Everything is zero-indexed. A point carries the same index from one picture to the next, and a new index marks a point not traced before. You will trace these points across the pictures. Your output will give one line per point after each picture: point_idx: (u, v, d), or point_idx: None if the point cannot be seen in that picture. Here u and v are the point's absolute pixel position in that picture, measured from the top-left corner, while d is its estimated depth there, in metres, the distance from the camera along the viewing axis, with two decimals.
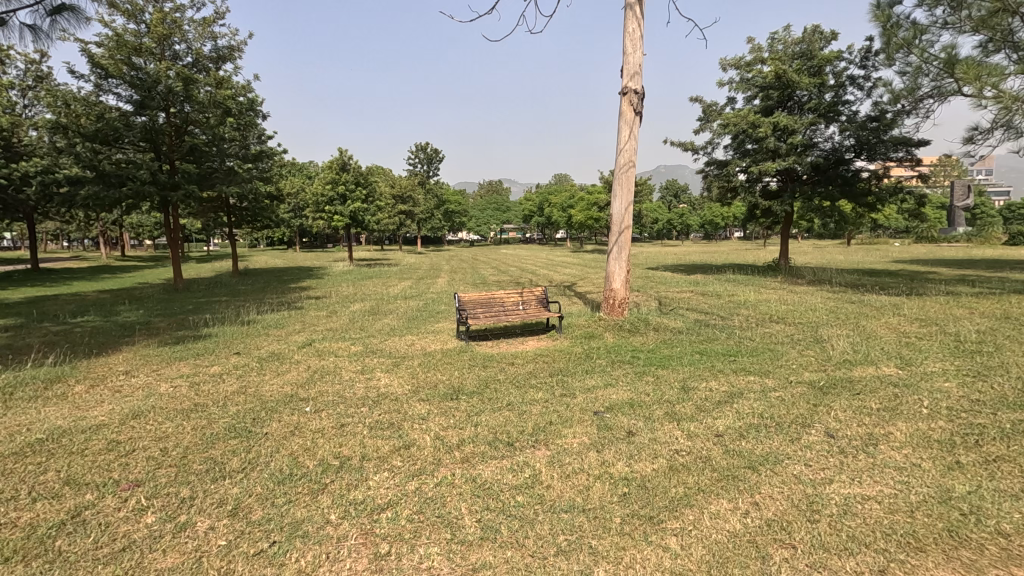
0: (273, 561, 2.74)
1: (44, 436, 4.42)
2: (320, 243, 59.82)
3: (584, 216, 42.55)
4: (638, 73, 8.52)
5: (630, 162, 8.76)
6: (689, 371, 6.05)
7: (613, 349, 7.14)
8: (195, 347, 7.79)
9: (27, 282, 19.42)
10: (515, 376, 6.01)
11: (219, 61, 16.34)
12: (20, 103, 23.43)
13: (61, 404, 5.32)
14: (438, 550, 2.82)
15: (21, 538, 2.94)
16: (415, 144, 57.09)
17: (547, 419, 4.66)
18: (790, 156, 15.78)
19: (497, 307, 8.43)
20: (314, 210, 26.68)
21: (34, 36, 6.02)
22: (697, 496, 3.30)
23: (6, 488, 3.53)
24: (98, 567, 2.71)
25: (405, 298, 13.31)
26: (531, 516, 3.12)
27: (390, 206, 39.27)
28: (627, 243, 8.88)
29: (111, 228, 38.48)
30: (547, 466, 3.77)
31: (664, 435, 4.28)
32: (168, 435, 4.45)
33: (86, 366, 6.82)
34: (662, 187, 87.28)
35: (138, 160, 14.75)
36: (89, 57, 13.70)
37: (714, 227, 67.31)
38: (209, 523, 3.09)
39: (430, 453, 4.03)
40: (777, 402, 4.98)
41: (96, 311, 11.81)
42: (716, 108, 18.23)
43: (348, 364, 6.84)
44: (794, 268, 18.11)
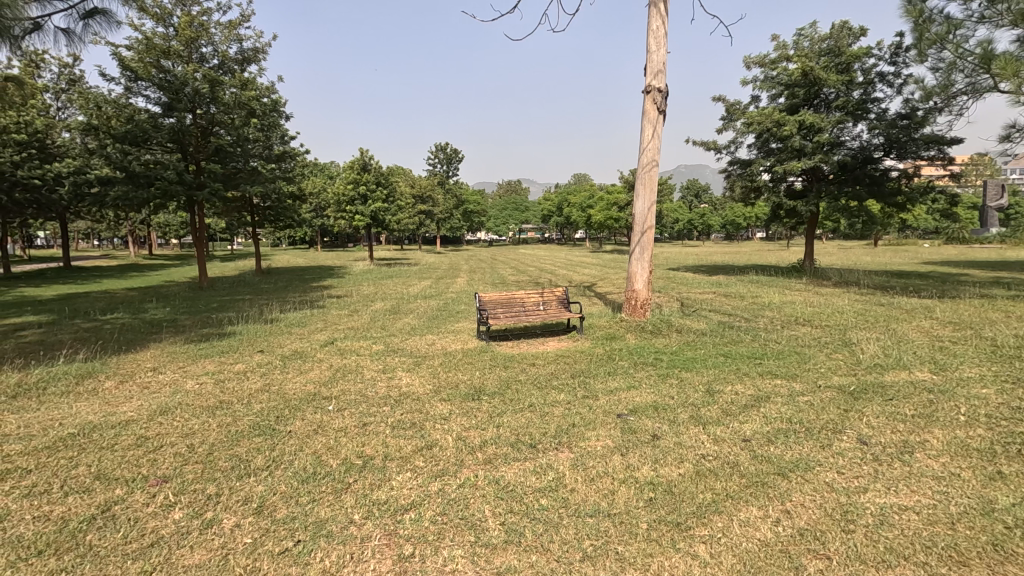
0: (298, 560, 2.74)
1: (76, 431, 4.51)
2: (342, 243, 60.46)
3: (603, 217, 42.14)
4: (662, 72, 8.41)
5: (653, 161, 8.64)
6: (715, 374, 5.94)
7: (635, 351, 7.07)
8: (220, 345, 7.89)
9: (59, 281, 19.95)
10: (537, 377, 5.98)
11: (244, 63, 16.58)
12: (53, 106, 24.14)
13: (92, 399, 5.43)
14: (463, 553, 2.80)
15: (54, 531, 2.99)
16: (435, 144, 57.32)
17: (570, 421, 4.61)
18: (817, 155, 15.43)
19: (517, 308, 8.39)
20: (336, 210, 26.93)
21: (67, 40, 6.18)
22: (726, 502, 3.22)
23: (39, 482, 3.59)
24: (127, 562, 2.73)
25: (426, 298, 13.36)
26: (556, 520, 3.07)
27: (410, 206, 39.46)
28: (650, 243, 8.76)
29: (140, 228, 39.43)
30: (571, 469, 3.72)
31: (690, 439, 4.20)
32: (194, 432, 4.50)
33: (115, 362, 6.94)
34: (683, 187, 86.21)
35: (165, 160, 15.05)
36: (120, 60, 14.02)
37: (736, 227, 66.31)
38: (235, 521, 3.11)
39: (452, 453, 4.01)
40: (806, 407, 4.85)
41: (125, 309, 12.07)
42: (739, 106, 17.96)
43: (370, 363, 6.85)
44: (819, 270, 17.78)
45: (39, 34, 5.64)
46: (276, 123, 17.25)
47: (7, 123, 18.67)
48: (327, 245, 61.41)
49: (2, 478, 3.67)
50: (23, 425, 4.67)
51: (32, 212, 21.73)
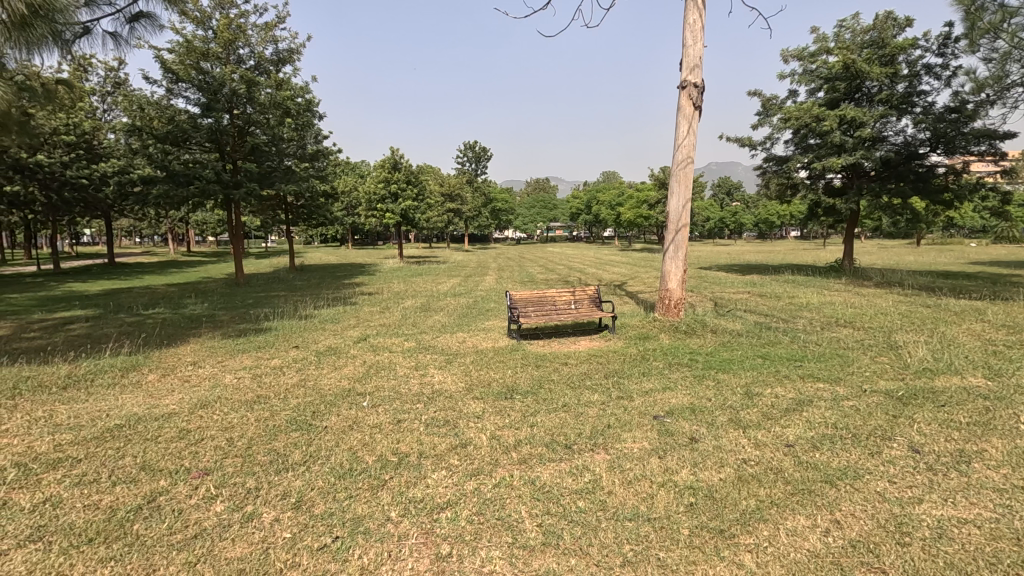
0: (336, 557, 2.75)
1: (122, 423, 4.65)
2: (371, 241, 61.15)
3: (633, 215, 41.50)
4: (699, 66, 8.21)
5: (688, 158, 8.45)
6: (753, 377, 5.77)
7: (670, 351, 6.95)
8: (256, 341, 8.07)
9: (104, 276, 20.71)
10: (570, 377, 5.91)
11: (279, 63, 16.89)
12: (100, 108, 25.08)
13: (136, 391, 5.61)
14: (501, 554, 2.76)
15: (103, 520, 3.08)
16: (464, 143, 57.40)
17: (605, 423, 4.53)
18: (858, 150, 14.87)
19: (549, 306, 8.34)
20: (367, 209, 27.25)
21: (115, 43, 6.37)
22: (771, 510, 3.11)
23: (88, 471, 3.71)
24: (173, 553, 2.78)
25: (455, 296, 13.41)
26: (594, 523, 3.01)
27: (440, 204, 39.64)
28: (685, 241, 8.60)
29: (179, 226, 40.61)
30: (608, 470, 3.65)
31: (730, 442, 4.08)
32: (234, 425, 4.58)
33: (158, 355, 7.17)
34: (714, 185, 84.48)
35: (204, 160, 15.46)
36: (162, 63, 14.47)
37: (769, 226, 64.62)
38: (274, 515, 3.14)
39: (487, 453, 3.98)
40: (851, 412, 4.66)
41: (166, 304, 12.44)
42: (776, 101, 17.50)
43: (403, 360, 6.90)
44: (859, 269, 17.23)
45: (88, 38, 5.84)
46: (310, 122, 17.53)
47: (57, 125, 19.51)
48: (357, 243, 62.29)
49: (54, 467, 3.79)
50: (72, 416, 4.83)
51: (79, 211, 22.64)
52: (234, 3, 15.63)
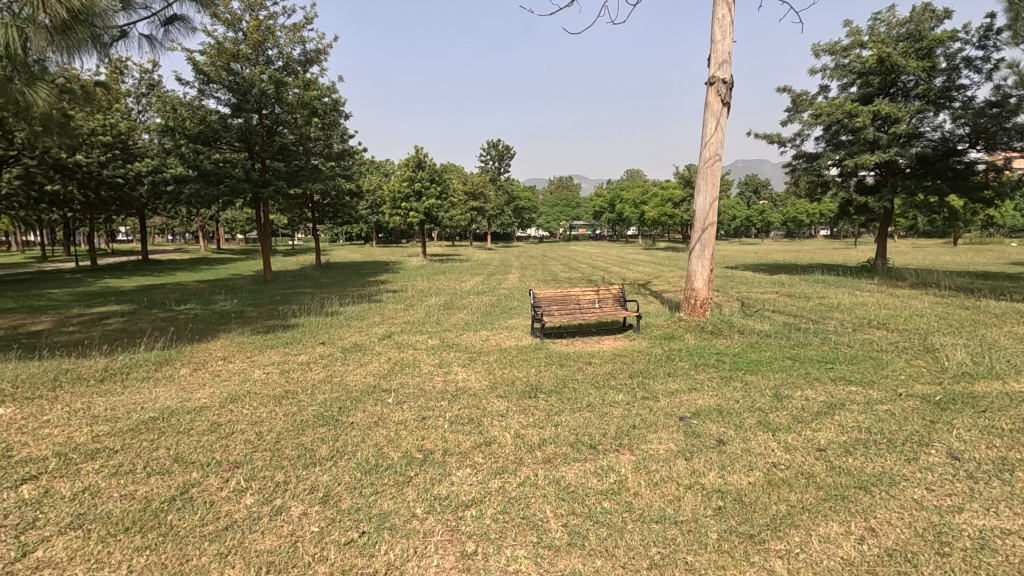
0: (363, 552, 2.77)
1: (156, 415, 4.78)
2: (395, 239, 61.68)
3: (657, 213, 41.02)
4: (727, 62, 8.08)
5: (716, 155, 8.31)
6: (782, 378, 5.64)
7: (695, 351, 6.86)
8: (284, 336, 8.21)
9: (138, 273, 21.35)
10: (594, 376, 5.86)
11: (307, 64, 17.13)
12: (135, 109, 25.84)
13: (169, 385, 5.76)
14: (526, 553, 2.75)
15: (139, 510, 3.16)
16: (488, 141, 57.50)
17: (631, 423, 4.49)
18: (893, 147, 14.43)
19: (573, 305, 8.30)
20: (391, 207, 27.50)
21: (150, 46, 6.55)
22: (803, 516, 3.03)
23: (124, 462, 3.82)
24: (204, 543, 2.84)
25: (478, 294, 13.45)
26: (621, 524, 2.98)
27: (463, 202, 39.78)
28: (711, 240, 8.47)
29: (210, 223, 41.60)
30: (633, 472, 3.62)
31: (760, 445, 4.00)
32: (263, 420, 4.67)
33: (190, 350, 7.36)
34: (741, 183, 82.96)
35: (233, 159, 15.79)
36: (194, 65, 14.82)
37: (798, 226, 63.13)
38: (303, 509, 3.19)
39: (512, 451, 3.98)
40: (886, 417, 4.52)
41: (197, 300, 12.76)
42: (806, 97, 17.10)
43: (427, 357, 6.95)
44: (892, 269, 16.74)
45: (126, 42, 6.01)
46: (336, 122, 17.73)
47: (95, 126, 20.15)
48: (381, 241, 62.93)
49: (92, 457, 3.91)
50: (109, 407, 4.99)
51: (115, 209, 23.36)
52: (264, 4, 15.92)
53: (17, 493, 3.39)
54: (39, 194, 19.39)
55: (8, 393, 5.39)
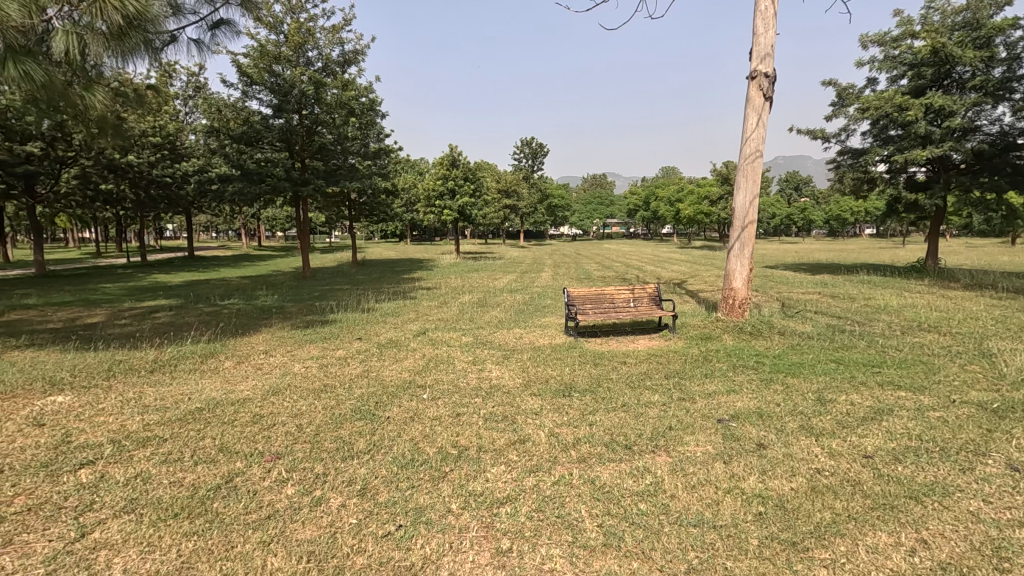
0: (399, 545, 2.81)
1: (202, 406, 4.96)
2: (429, 237, 62.36)
3: (692, 211, 40.25)
4: (770, 55, 7.85)
5: (757, 151, 8.10)
6: (825, 382, 5.45)
7: (734, 352, 6.70)
8: (322, 331, 8.40)
9: (185, 268, 22.22)
10: (629, 376, 5.79)
11: (345, 65, 17.45)
12: (182, 111, 26.83)
13: (214, 377, 5.97)
14: (561, 553, 2.74)
15: (187, 497, 3.29)
16: (521, 139, 57.45)
17: (667, 424, 4.42)
18: (946, 141, 13.76)
19: (607, 304, 8.23)
20: (425, 206, 27.80)
21: (198, 50, 6.79)
22: (848, 524, 2.93)
23: (173, 450, 3.98)
24: (248, 531, 2.94)
25: (512, 292, 13.49)
26: (657, 527, 2.94)
27: (496, 201, 39.88)
28: (751, 239, 8.27)
29: (252, 221, 43.01)
30: (670, 473, 3.56)
31: (802, 450, 3.88)
32: (302, 412, 4.79)
33: (233, 343, 7.60)
34: (781, 180, 80.57)
35: (274, 158, 16.24)
36: (238, 67, 15.30)
37: (841, 224, 60.90)
38: (341, 500, 3.26)
39: (546, 449, 3.97)
40: (939, 424, 4.32)
41: (240, 295, 13.19)
42: (853, 90, 16.47)
43: (461, 354, 7.00)
44: (944, 270, 15.99)
45: (176, 47, 6.24)
46: (373, 121, 18.01)
47: (146, 128, 21.03)
48: (416, 239, 63.76)
49: (144, 445, 4.09)
50: (158, 398, 5.20)
51: (164, 207, 24.36)
52: (304, 7, 16.30)
53: (77, 477, 3.57)
54: (95, 192, 20.39)
55: (67, 381, 5.70)
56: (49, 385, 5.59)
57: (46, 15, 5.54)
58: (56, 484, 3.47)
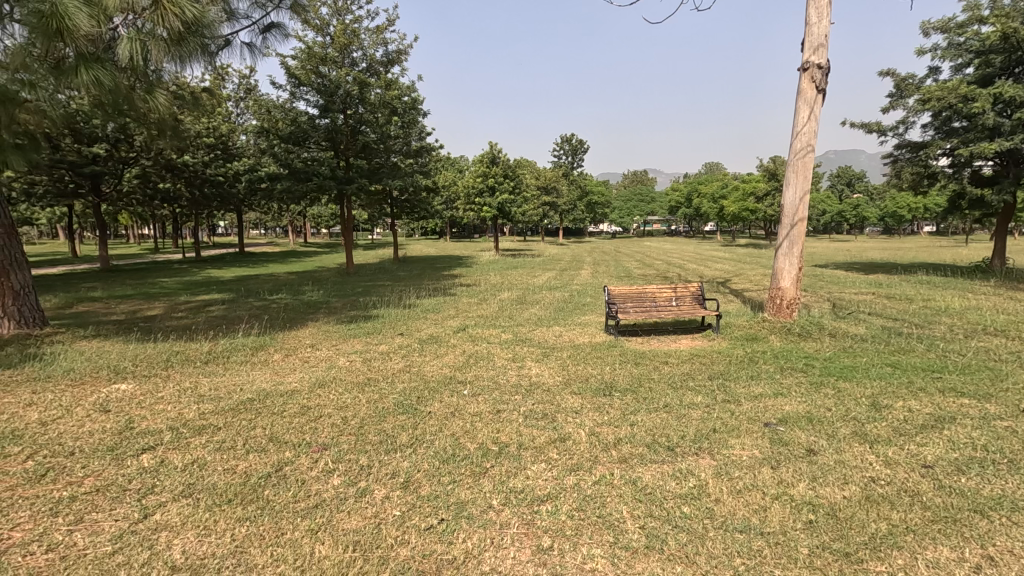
0: (442, 538, 2.86)
1: (253, 397, 5.16)
2: (468, 234, 62.90)
3: (737, 208, 39.17)
4: (824, 45, 7.54)
5: (809, 146, 7.79)
6: (880, 387, 5.21)
7: (781, 354, 6.48)
8: (365, 326, 8.59)
9: (236, 264, 23.14)
10: (671, 377, 5.69)
11: (388, 65, 17.72)
12: (234, 112, 27.88)
13: (264, 369, 6.21)
14: (602, 553, 2.72)
15: (240, 484, 3.43)
16: (561, 136, 57.05)
17: (710, 426, 4.32)
18: (1017, 133, 12.89)
19: (648, 303, 8.10)
20: (465, 203, 28.04)
21: (251, 54, 7.06)
22: (906, 537, 2.80)
23: (227, 438, 4.15)
24: (297, 519, 3.03)
25: (551, 290, 13.44)
26: (701, 531, 2.88)
27: (535, 198, 39.85)
28: (800, 237, 7.99)
29: (298, 219, 44.37)
30: (714, 477, 3.48)
31: (855, 458, 3.72)
32: (347, 405, 4.91)
33: (282, 337, 7.87)
34: (832, 175, 77.38)
35: (320, 157, 16.69)
36: (287, 69, 15.79)
37: (898, 221, 58.00)
38: (385, 492, 3.33)
39: (587, 449, 3.94)
40: (1007, 434, 4.06)
41: (287, 290, 13.64)
42: (913, 81, 15.64)
43: (500, 351, 7.03)
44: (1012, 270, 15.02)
45: (229, 50, 6.51)
46: (415, 120, 18.24)
47: (201, 129, 21.95)
48: (456, 236, 64.41)
49: (200, 433, 4.28)
50: (213, 388, 5.45)
51: (217, 206, 25.40)
52: (350, 9, 16.65)
53: (139, 461, 3.77)
54: (154, 191, 21.42)
55: (130, 370, 6.03)
56: (113, 373, 5.93)
57: (113, 23, 5.86)
58: (121, 467, 3.68)
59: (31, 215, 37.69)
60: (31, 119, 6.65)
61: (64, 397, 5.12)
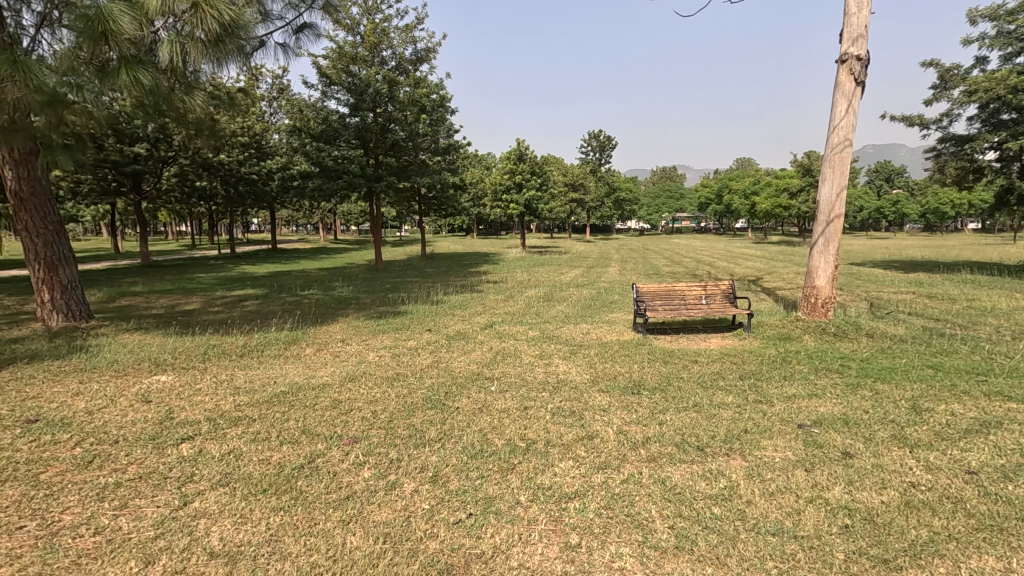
0: (470, 532, 2.88)
1: (286, 389, 5.29)
2: (495, 231, 63.04)
3: (770, 205, 38.22)
4: (863, 36, 7.31)
5: (846, 140, 7.56)
6: (921, 390, 5.02)
7: (816, 354, 6.32)
8: (394, 322, 8.70)
9: (270, 260, 23.69)
10: (701, 376, 5.60)
11: (418, 63, 17.88)
12: (267, 111, 28.52)
13: (297, 362, 6.36)
14: (630, 552, 2.71)
15: (274, 474, 3.52)
16: (589, 132, 56.62)
17: (742, 427, 4.24)
18: None
19: (677, 300, 7.99)
20: (493, 200, 28.10)
21: (284, 54, 7.20)
22: (948, 545, 2.70)
23: (261, 430, 4.27)
24: (330, 510, 3.10)
25: (578, 287, 13.39)
26: (732, 533, 2.83)
27: (562, 194, 39.68)
28: (837, 234, 7.77)
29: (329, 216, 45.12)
30: (746, 479, 3.41)
31: (894, 462, 3.61)
32: (377, 399, 4.99)
33: (314, 332, 8.03)
34: (870, 170, 74.93)
35: (350, 156, 16.96)
36: (318, 69, 16.08)
37: (941, 218, 55.79)
38: (414, 486, 3.37)
39: (615, 447, 3.91)
40: None
41: (317, 286, 13.91)
42: (958, 72, 15.00)
43: (528, 348, 7.04)
44: None
45: (263, 50, 6.68)
46: (444, 117, 18.33)
47: (236, 128, 22.53)
48: (483, 233, 64.60)
49: (236, 424, 4.41)
50: (248, 380, 5.61)
51: (251, 203, 26.05)
52: (380, 8, 16.85)
53: (179, 450, 3.91)
54: (191, 189, 22.08)
55: (169, 362, 6.24)
56: (154, 365, 6.15)
57: (154, 27, 6.02)
58: (162, 456, 3.81)
59: (77, 211, 39.34)
60: (76, 120, 6.92)
61: (109, 388, 5.33)
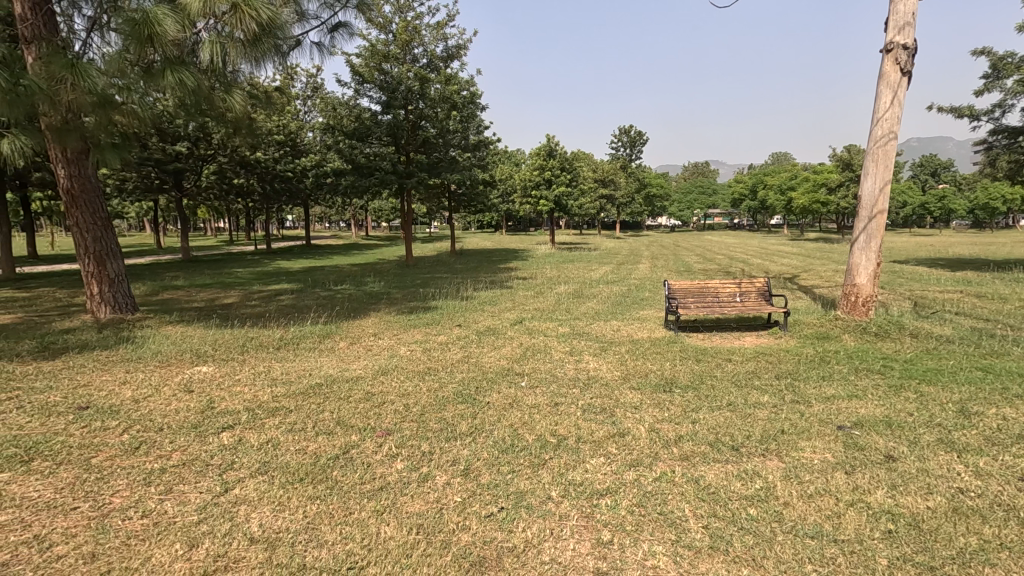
0: (502, 526, 2.90)
1: (321, 382, 5.41)
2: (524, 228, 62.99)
3: (807, 201, 37.06)
4: (910, 24, 7.03)
5: (890, 133, 7.29)
6: (970, 392, 4.82)
7: (857, 354, 6.12)
8: (425, 317, 8.78)
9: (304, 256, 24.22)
10: (735, 375, 5.49)
11: (449, 60, 17.97)
12: (302, 110, 29.11)
13: (331, 355, 6.49)
14: (664, 550, 2.68)
15: (310, 463, 3.60)
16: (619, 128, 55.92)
17: (778, 427, 4.14)
18: None
19: (710, 298, 7.81)
20: (522, 196, 28.06)
21: (320, 52, 7.33)
22: (1000, 554, 2.59)
23: (297, 421, 4.37)
24: (364, 500, 3.16)
25: (608, 283, 13.30)
26: (768, 535, 2.78)
27: (592, 190, 39.33)
28: (880, 230, 7.49)
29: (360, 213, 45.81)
30: (782, 480, 3.33)
31: (940, 466, 3.47)
32: (410, 393, 5.06)
33: (347, 326, 8.18)
34: (914, 164, 71.99)
35: (382, 152, 17.18)
36: (352, 67, 16.32)
37: (991, 214, 53.18)
38: (446, 479, 3.41)
39: (647, 445, 3.87)
40: None
41: (350, 280, 14.14)
42: (1012, 59, 14.24)
43: (557, 344, 7.02)
44: None
45: (299, 49, 6.81)
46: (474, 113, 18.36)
47: (271, 127, 23.09)
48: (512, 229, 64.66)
49: (273, 414, 4.53)
50: (284, 372, 5.76)
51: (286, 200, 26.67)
52: (411, 6, 16.98)
53: (219, 439, 4.03)
54: (229, 187, 22.71)
55: (210, 354, 6.44)
56: (196, 356, 6.36)
57: (197, 27, 6.18)
58: (204, 444, 3.95)
59: (121, 208, 40.92)
60: (123, 119, 7.20)
61: (154, 377, 5.54)
